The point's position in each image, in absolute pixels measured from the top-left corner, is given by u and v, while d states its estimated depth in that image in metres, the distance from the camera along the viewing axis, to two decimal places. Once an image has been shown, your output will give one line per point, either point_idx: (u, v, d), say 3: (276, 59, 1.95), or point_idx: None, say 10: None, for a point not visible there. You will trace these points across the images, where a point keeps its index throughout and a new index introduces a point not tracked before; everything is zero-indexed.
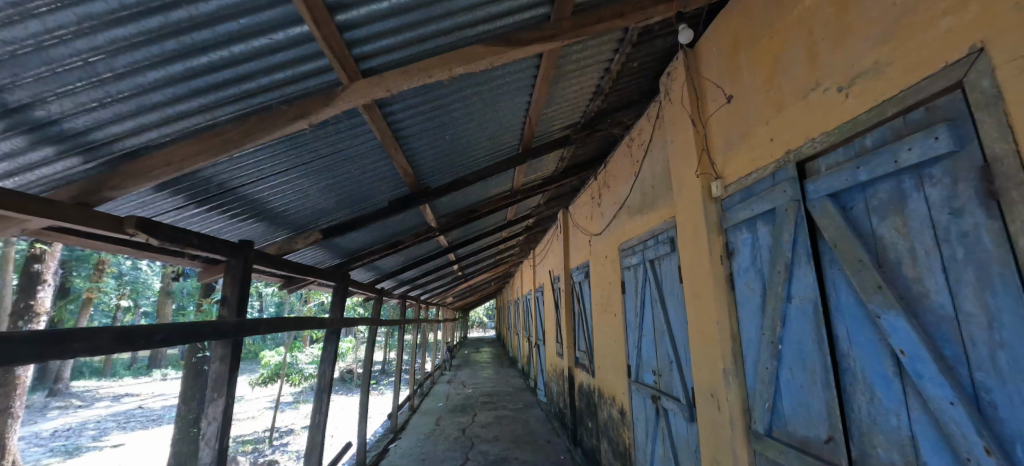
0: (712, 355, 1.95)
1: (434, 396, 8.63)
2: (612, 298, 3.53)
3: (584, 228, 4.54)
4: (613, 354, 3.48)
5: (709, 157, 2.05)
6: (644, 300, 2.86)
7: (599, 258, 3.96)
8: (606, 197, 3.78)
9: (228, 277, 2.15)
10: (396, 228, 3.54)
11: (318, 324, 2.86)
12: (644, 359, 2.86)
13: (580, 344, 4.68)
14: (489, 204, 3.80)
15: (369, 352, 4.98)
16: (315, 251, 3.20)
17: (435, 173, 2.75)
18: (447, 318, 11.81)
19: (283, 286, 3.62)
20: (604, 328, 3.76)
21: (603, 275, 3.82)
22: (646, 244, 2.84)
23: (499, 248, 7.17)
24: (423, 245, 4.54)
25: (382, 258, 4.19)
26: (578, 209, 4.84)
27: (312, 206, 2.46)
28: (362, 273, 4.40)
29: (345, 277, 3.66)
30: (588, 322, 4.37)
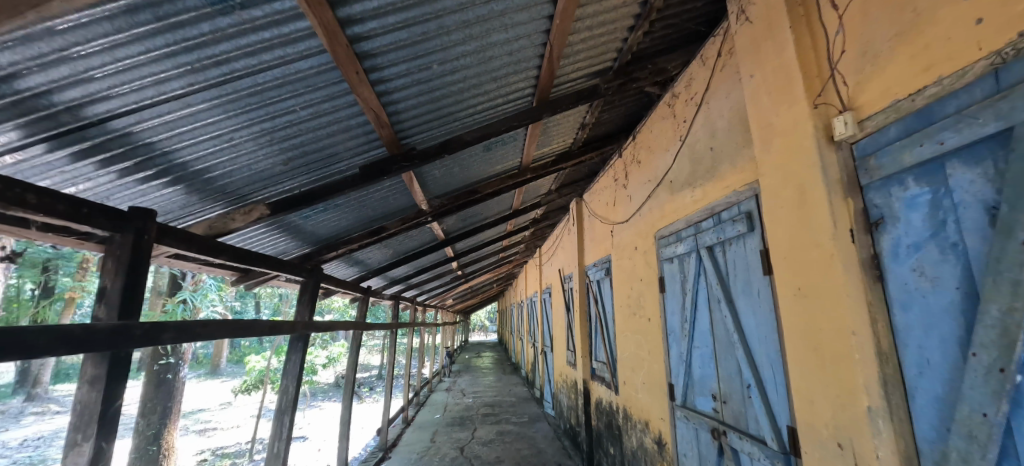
0: (842, 385, 1.25)
1: (431, 406, 7.91)
2: (645, 299, 2.83)
3: (604, 217, 3.84)
4: (647, 370, 2.78)
5: (827, 83, 1.36)
6: (697, 300, 2.16)
7: (624, 251, 3.26)
8: (635, 176, 3.08)
9: (111, 262, 1.43)
10: (378, 211, 2.84)
11: (266, 328, 2.17)
12: (697, 379, 2.16)
13: (598, 354, 3.97)
14: (491, 183, 3.11)
15: (351, 361, 4.28)
16: (270, 236, 2.51)
17: (422, 128, 2.06)
18: (447, 322, 11.06)
19: (238, 282, 2.92)
20: (631, 335, 3.06)
21: (629, 271, 3.12)
22: (700, 226, 2.14)
23: (503, 245, 6.45)
24: (415, 236, 3.83)
25: (364, 250, 3.50)
26: (595, 196, 4.14)
27: (250, 167, 1.76)
28: (341, 268, 3.70)
29: (316, 272, 2.97)
30: (609, 327, 3.66)
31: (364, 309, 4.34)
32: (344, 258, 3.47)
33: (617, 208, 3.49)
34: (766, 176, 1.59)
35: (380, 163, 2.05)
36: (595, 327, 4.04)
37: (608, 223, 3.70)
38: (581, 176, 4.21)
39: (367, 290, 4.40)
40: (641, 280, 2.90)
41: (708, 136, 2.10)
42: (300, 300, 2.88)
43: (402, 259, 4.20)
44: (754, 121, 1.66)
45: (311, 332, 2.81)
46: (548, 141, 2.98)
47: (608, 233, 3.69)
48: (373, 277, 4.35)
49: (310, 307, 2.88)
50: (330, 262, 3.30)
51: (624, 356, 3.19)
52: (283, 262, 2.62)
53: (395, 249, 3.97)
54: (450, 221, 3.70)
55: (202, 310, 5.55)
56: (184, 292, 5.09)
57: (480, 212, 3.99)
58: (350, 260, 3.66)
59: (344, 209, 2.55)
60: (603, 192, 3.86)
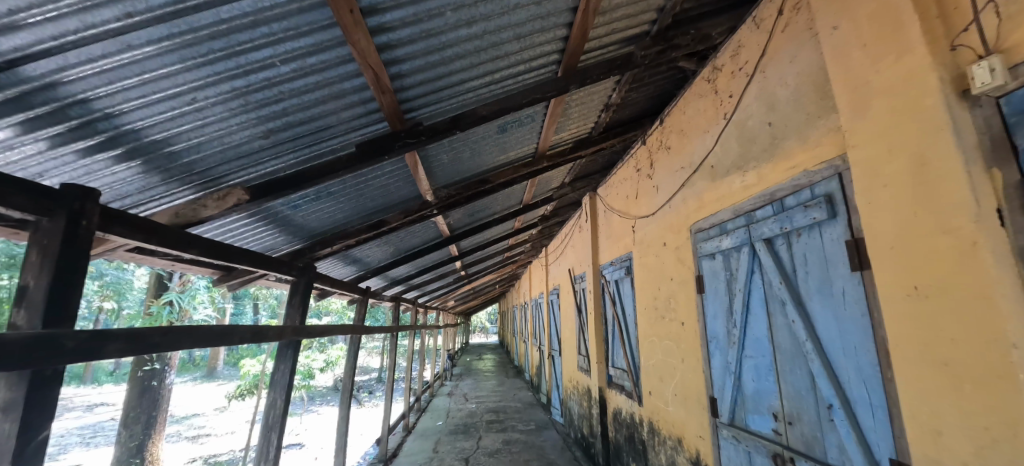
0: (996, 415, 0.94)
1: (433, 412, 7.58)
2: (677, 301, 2.52)
3: (623, 211, 3.53)
4: (680, 380, 2.47)
5: (962, 21, 1.05)
6: (750, 302, 1.85)
7: (648, 247, 2.96)
8: (663, 164, 2.78)
9: (35, 253, 1.12)
10: (378, 203, 2.53)
11: (244, 336, 1.86)
12: (751, 395, 1.85)
13: (615, 360, 3.66)
14: (504, 173, 2.81)
15: (349, 368, 3.95)
16: (253, 229, 2.19)
17: (430, 99, 1.74)
18: (448, 324, 10.73)
19: (220, 282, 2.60)
20: (659, 341, 2.75)
21: (656, 271, 2.81)
22: (754, 215, 1.83)
23: (509, 244, 6.13)
24: (418, 232, 3.52)
25: (362, 247, 3.17)
26: (612, 189, 3.83)
27: (222, 141, 1.45)
28: (337, 266, 3.38)
29: (309, 270, 2.66)
30: (628, 331, 3.35)
31: (362, 311, 4.03)
32: (341, 256, 3.16)
33: (639, 201, 3.19)
34: (862, 150, 1.28)
35: (380, 141, 1.73)
36: (612, 331, 3.73)
37: (628, 218, 3.39)
38: (597, 168, 3.90)
39: (366, 291, 4.09)
40: (671, 280, 2.59)
41: (765, 110, 1.79)
42: (290, 303, 2.57)
43: (403, 258, 3.89)
44: (842, 83, 1.35)
45: (301, 338, 2.49)
46: (568, 126, 2.67)
47: (628, 228, 3.38)
48: (372, 276, 4.04)
49: (302, 309, 2.56)
50: (324, 260, 2.98)
51: (650, 364, 2.88)
52: (272, 259, 2.32)
53: (396, 246, 3.65)
54: (457, 216, 3.40)
55: (191, 312, 5.23)
56: (171, 294, 4.77)
57: (488, 207, 3.68)
58: (347, 259, 3.35)
59: (339, 199, 2.24)
60: (622, 185, 3.56)
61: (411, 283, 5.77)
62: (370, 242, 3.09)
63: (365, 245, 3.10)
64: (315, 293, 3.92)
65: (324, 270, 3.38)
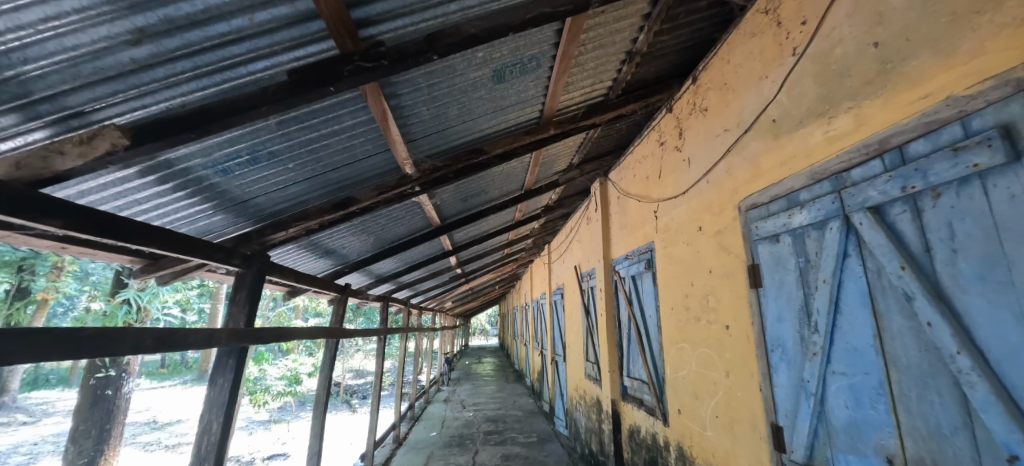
0: None
1: (427, 421, 7.03)
2: (720, 299, 1.98)
3: (641, 195, 3.01)
4: (725, 400, 1.94)
5: None
6: (842, 297, 1.33)
7: (676, 235, 2.43)
8: (697, 130, 2.25)
9: None
10: (343, 175, 1.99)
11: (133, 345, 1.34)
12: (841, 426, 1.33)
13: (631, 370, 3.13)
14: (502, 140, 2.26)
15: (324, 376, 3.42)
16: (172, 203, 1.66)
17: (396, 8, 1.22)
18: (444, 326, 10.18)
19: (146, 277, 2.05)
20: (693, 350, 2.23)
21: (689, 262, 2.28)
22: (850, 176, 1.30)
23: (510, 239, 5.60)
24: (402, 220, 2.99)
25: (331, 235, 2.64)
26: (628, 172, 3.29)
27: (62, 42, 0.94)
28: (304, 258, 2.85)
29: (260, 261, 2.12)
30: (648, 335, 2.82)
31: (340, 312, 3.50)
32: (306, 246, 2.63)
33: (662, 180, 2.66)
34: None
35: (323, 65, 1.21)
36: (627, 336, 3.20)
37: (648, 202, 2.87)
38: (611, 147, 3.36)
39: (345, 289, 3.56)
40: (710, 273, 2.07)
41: (868, 27, 1.27)
42: (233, 300, 2.04)
43: (387, 251, 3.36)
44: None
45: (243, 344, 1.95)
46: (582, 81, 2.13)
47: (648, 215, 2.85)
48: (352, 272, 3.51)
49: (248, 308, 2.03)
50: (283, 249, 2.44)
51: (681, 378, 2.35)
52: (201, 243, 1.77)
53: (377, 237, 3.13)
54: (447, 198, 2.87)
55: (155, 313, 4.68)
56: (129, 294, 4.20)
57: (483, 190, 3.14)
58: (316, 250, 2.83)
59: (286, 164, 1.71)
60: (641, 165, 3.03)
61: (401, 282, 5.25)
62: (341, 227, 2.55)
63: (334, 231, 2.57)
64: (285, 291, 3.39)
65: (289, 263, 2.85)
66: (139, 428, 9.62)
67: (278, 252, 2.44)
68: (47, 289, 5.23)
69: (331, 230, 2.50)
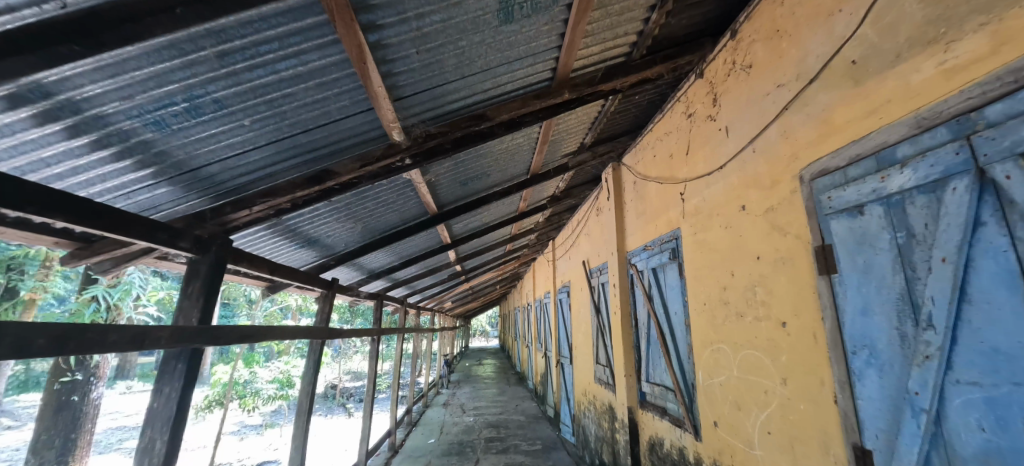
0: None
1: (426, 426, 6.66)
2: (774, 291, 1.63)
3: (662, 177, 2.66)
4: (782, 414, 1.59)
5: None
6: (973, 280, 0.98)
7: (710, 217, 2.08)
8: (736, 93, 1.91)
9: None
10: (316, 142, 1.64)
11: (16, 346, 0.97)
12: (972, 456, 0.98)
13: (652, 375, 2.78)
14: (508, 105, 1.91)
15: (307, 382, 3.06)
16: (93, 167, 1.31)
17: None
18: (444, 327, 9.79)
19: (80, 266, 1.69)
20: (734, 352, 1.88)
21: (728, 249, 1.93)
22: (986, 117, 0.96)
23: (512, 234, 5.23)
24: (393, 205, 2.63)
25: (308, 220, 2.28)
26: (646, 153, 2.93)
27: None
28: (278, 246, 2.49)
29: (219, 245, 1.76)
30: (672, 335, 2.47)
31: (325, 311, 3.14)
32: (278, 231, 2.27)
33: (690, 157, 2.32)
34: None
35: None
36: (646, 337, 2.85)
37: (671, 184, 2.52)
38: (627, 127, 3.01)
39: (331, 285, 3.20)
40: (759, 259, 1.72)
41: None
42: (185, 293, 1.68)
43: (376, 242, 2.99)
44: None
45: (196, 345, 1.60)
46: (605, 31, 1.78)
47: (671, 199, 2.51)
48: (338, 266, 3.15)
49: (202, 303, 1.67)
50: (249, 234, 2.08)
51: (718, 385, 1.99)
52: (136, 217, 1.39)
53: (365, 225, 2.76)
54: (443, 179, 2.51)
55: (127, 312, 4.23)
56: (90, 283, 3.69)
57: (485, 173, 2.78)
58: (293, 237, 2.47)
59: (240, 120, 1.37)
60: (662, 143, 2.68)
61: (396, 280, 4.88)
62: (320, 209, 2.19)
63: (311, 214, 2.21)
64: (264, 287, 3.03)
65: (265, 253, 2.50)
66: (126, 433, 9.22)
67: (242, 236, 2.07)
68: (35, 288, 4.29)
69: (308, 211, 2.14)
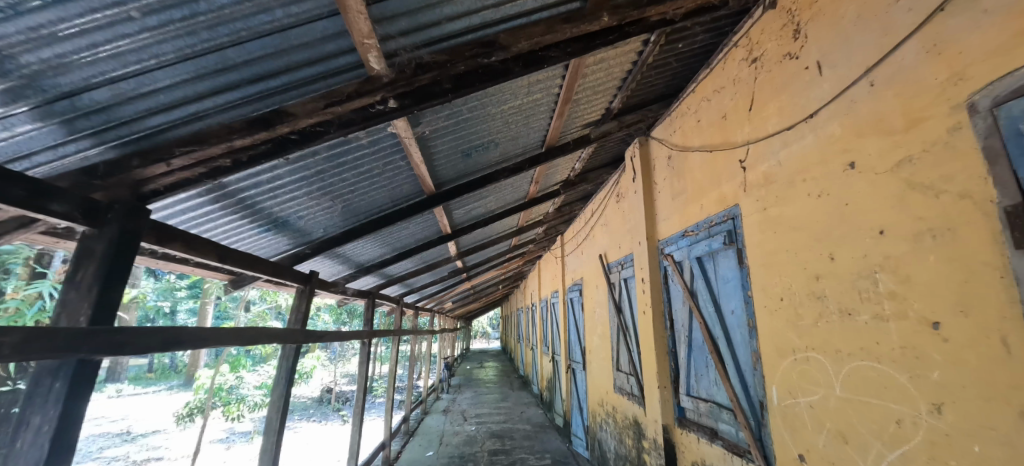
0: None
1: (424, 436, 6.15)
2: (915, 277, 1.14)
3: (709, 145, 2.16)
4: (931, 457, 1.09)
5: None
6: None
7: (791, 185, 1.59)
8: (835, 14, 1.42)
9: None
10: (258, 65, 1.15)
11: None
12: None
13: (696, 388, 2.27)
14: (528, 30, 1.37)
15: (276, 396, 2.54)
16: None
17: None
18: (444, 329, 9.26)
19: None
20: (832, 364, 1.39)
21: (824, 224, 1.43)
22: None
23: (519, 227, 4.72)
24: (378, 179, 2.13)
25: (265, 191, 1.77)
26: (685, 119, 2.43)
27: None
28: (232, 227, 1.98)
29: (127, 215, 1.26)
30: (726, 340, 1.97)
31: (302, 310, 2.59)
32: (227, 204, 1.76)
33: (754, 113, 1.82)
34: None
35: None
36: (687, 341, 2.34)
37: (725, 151, 2.02)
38: (662, 90, 2.51)
39: (310, 280, 2.68)
40: (884, 234, 1.22)
41: None
42: (72, 280, 1.18)
43: (361, 227, 2.48)
44: None
45: (77, 358, 1.09)
46: None
47: (725, 169, 2.01)
48: (316, 257, 2.63)
49: (95, 296, 1.17)
50: (182, 201, 1.57)
51: (806, 408, 1.50)
52: None
53: (346, 205, 2.25)
54: (439, 142, 2.01)
55: None
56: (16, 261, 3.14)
57: (494, 141, 2.27)
58: (252, 216, 1.96)
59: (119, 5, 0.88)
60: (709, 104, 2.18)
61: (390, 277, 4.35)
62: (275, 174, 1.69)
63: (266, 181, 1.70)
64: (227, 282, 2.52)
65: (208, 236, 1.98)
66: (108, 441, 8.70)
67: (166, 205, 1.56)
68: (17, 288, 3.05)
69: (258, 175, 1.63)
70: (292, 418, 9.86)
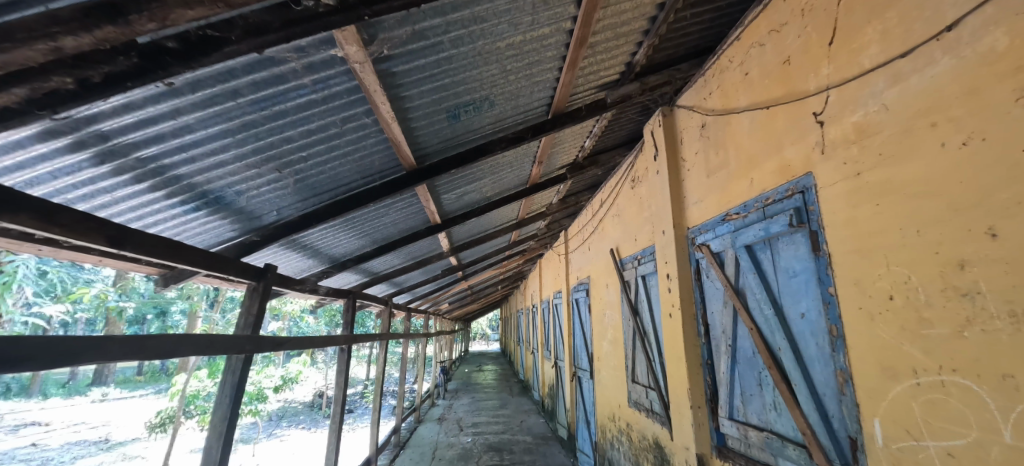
0: None
1: (415, 449, 5.65)
2: None
3: (764, 102, 1.69)
4: None
5: None
6: None
7: (909, 135, 1.12)
8: None
9: None
10: None
11: None
12: None
13: (744, 412, 1.79)
14: None
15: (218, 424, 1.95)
16: None
17: None
18: (439, 332, 8.79)
19: None
20: (997, 396, 0.92)
21: (974, 188, 0.97)
22: None
23: (519, 220, 4.24)
24: (338, 145, 1.64)
25: (174, 148, 1.30)
26: (726, 75, 1.96)
27: None
28: (141, 203, 1.50)
29: None
30: (791, 352, 1.50)
31: (252, 312, 2.09)
32: (118, 165, 1.27)
33: (837, 47, 1.35)
34: None
35: None
36: (730, 352, 1.87)
37: (789, 104, 1.55)
38: (697, 41, 2.03)
39: (264, 278, 2.18)
40: None
41: None
42: None
43: (324, 210, 1.99)
44: None
45: None
46: None
47: (792, 128, 1.53)
48: (269, 247, 2.14)
49: None
50: (40, 150, 1.11)
51: (940, 456, 1.03)
52: None
53: (299, 180, 1.76)
54: (414, 92, 1.53)
55: None
56: None
57: (488, 99, 1.79)
58: (166, 188, 1.47)
59: None
60: (764, 49, 1.71)
61: (374, 274, 3.87)
62: (181, 120, 1.21)
63: (166, 129, 1.22)
64: (157, 278, 2.02)
65: (107, 215, 1.49)
66: (84, 449, 8.16)
67: (16, 157, 1.09)
68: None
69: (148, 117, 1.15)
70: (280, 424, 9.35)
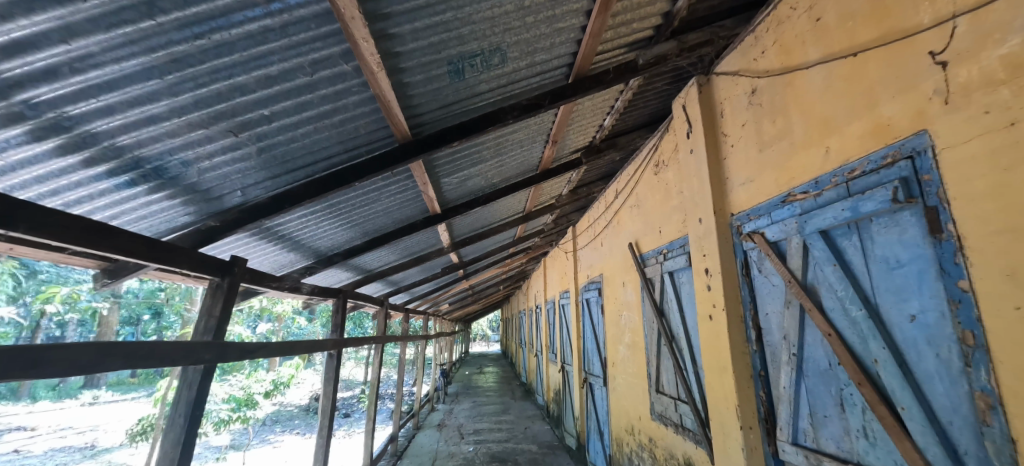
0: None
1: (414, 460, 5.29)
2: None
3: (848, 49, 1.33)
4: None
5: None
6: None
7: None
8: None
9: None
10: None
11: None
12: None
13: (815, 438, 1.44)
14: None
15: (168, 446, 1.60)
16: None
17: None
18: (439, 333, 8.43)
19: None
20: None
21: None
22: None
23: (526, 212, 3.89)
24: (310, 102, 1.29)
25: (78, 91, 0.96)
26: (787, 25, 1.61)
27: None
28: (51, 174, 1.15)
29: None
30: (895, 366, 1.16)
31: (214, 314, 1.74)
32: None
33: None
34: None
35: None
36: (793, 363, 1.53)
37: (890, 46, 1.20)
38: None
39: (231, 273, 1.82)
40: None
41: None
42: None
43: (298, 190, 1.65)
44: None
45: None
46: None
47: (896, 77, 1.18)
48: (235, 235, 1.79)
49: None
50: None
51: None
52: None
53: (263, 150, 1.41)
54: (406, 29, 1.19)
55: None
56: None
57: (499, 50, 1.45)
58: (82, 152, 1.13)
59: None
60: None
61: (367, 271, 3.53)
62: (76, 44, 0.87)
63: (57, 59, 0.88)
64: (98, 273, 1.67)
65: (5, 188, 1.14)
66: (67, 457, 7.80)
67: None
68: None
69: (22, 36, 0.81)
70: (273, 429, 8.99)
